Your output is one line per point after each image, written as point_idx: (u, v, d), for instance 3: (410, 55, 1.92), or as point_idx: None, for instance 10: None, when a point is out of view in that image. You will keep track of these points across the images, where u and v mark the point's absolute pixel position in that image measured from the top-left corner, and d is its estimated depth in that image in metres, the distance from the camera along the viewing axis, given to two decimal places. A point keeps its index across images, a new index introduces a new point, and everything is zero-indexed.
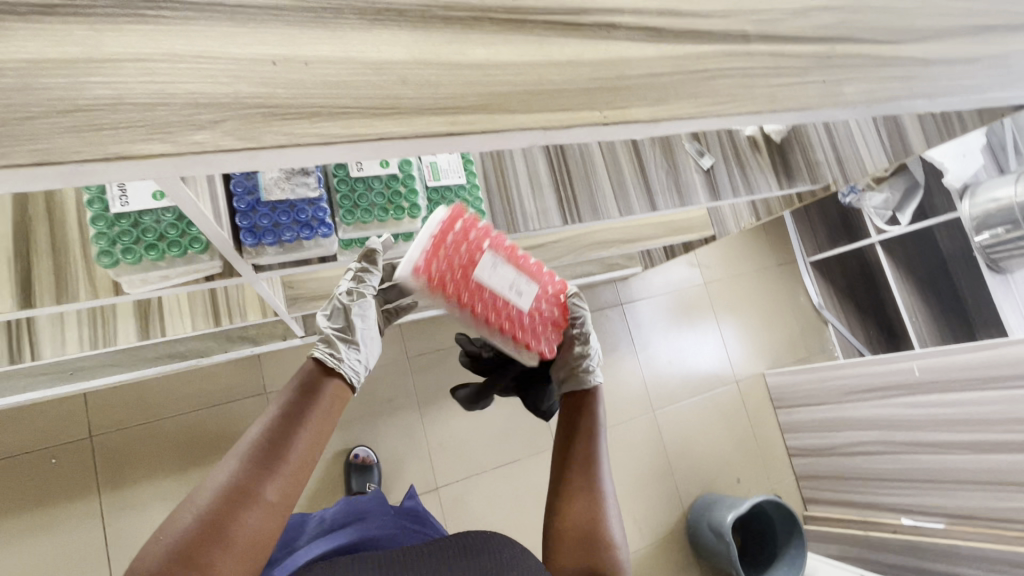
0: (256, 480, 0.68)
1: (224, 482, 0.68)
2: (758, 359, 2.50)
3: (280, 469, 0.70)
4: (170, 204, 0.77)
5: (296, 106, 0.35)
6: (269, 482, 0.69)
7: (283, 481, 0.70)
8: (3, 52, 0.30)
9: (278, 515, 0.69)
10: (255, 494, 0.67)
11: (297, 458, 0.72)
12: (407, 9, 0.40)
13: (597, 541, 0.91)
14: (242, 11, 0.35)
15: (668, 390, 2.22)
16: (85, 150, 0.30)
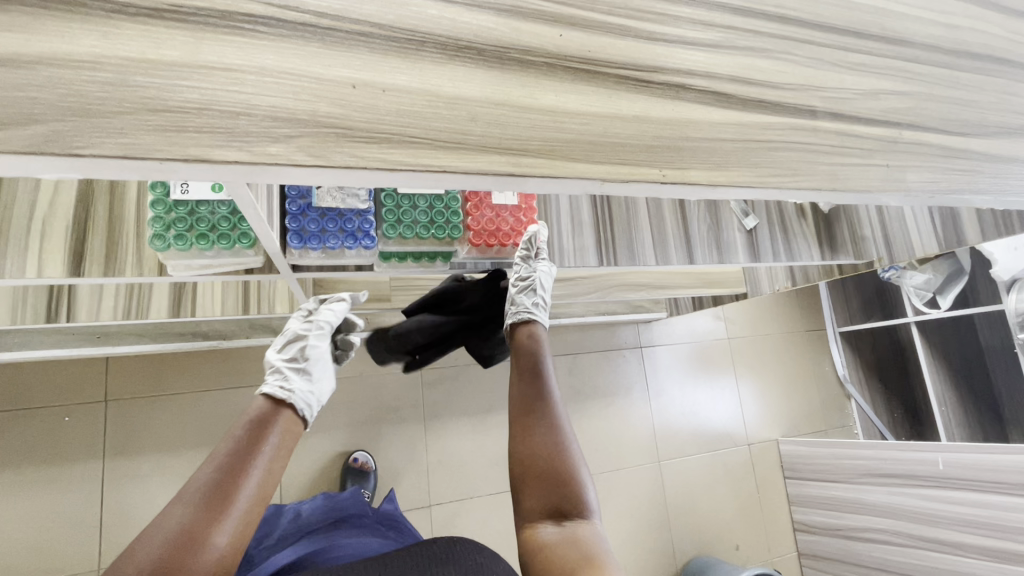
0: (206, 524, 0.73)
1: (174, 528, 0.72)
2: (772, 424, 2.44)
3: (229, 513, 0.75)
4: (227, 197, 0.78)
5: (369, 131, 0.36)
6: (220, 525, 0.73)
7: (234, 524, 0.75)
8: (109, 48, 0.32)
9: (227, 558, 0.73)
10: (205, 537, 0.72)
11: (245, 503, 0.77)
12: (486, 50, 0.41)
13: (562, 479, 0.86)
14: (331, 34, 0.36)
15: (676, 443, 2.16)
16: (167, 149, 0.32)
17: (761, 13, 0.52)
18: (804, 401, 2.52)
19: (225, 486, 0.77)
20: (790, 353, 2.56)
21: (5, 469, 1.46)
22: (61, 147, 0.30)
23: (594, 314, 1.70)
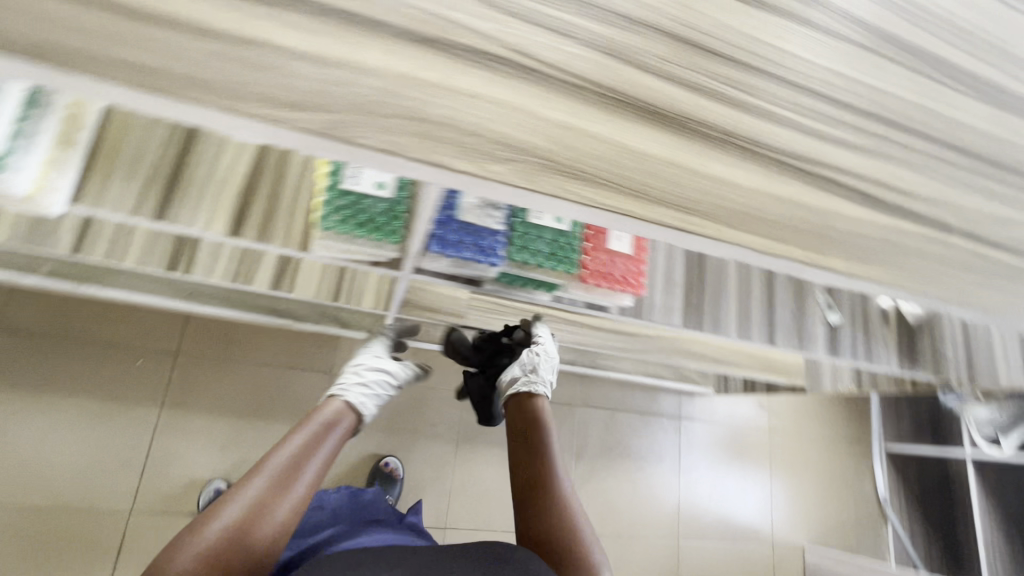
0: (269, 503, 0.84)
1: (248, 500, 0.83)
2: (801, 532, 2.29)
3: (290, 492, 0.87)
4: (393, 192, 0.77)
5: (573, 169, 0.42)
6: (280, 504, 0.85)
7: (291, 504, 0.86)
8: (391, 62, 0.38)
9: (280, 532, 0.84)
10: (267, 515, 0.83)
11: (302, 491, 0.88)
12: (676, 118, 0.46)
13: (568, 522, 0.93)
14: (558, 82, 0.42)
15: (698, 529, 2.05)
16: (420, 153, 0.38)
17: (921, 128, 0.55)
18: (838, 515, 2.37)
19: (285, 474, 0.88)
20: (828, 460, 2.41)
21: (64, 399, 1.52)
22: (342, 135, 0.37)
23: (642, 374, 1.68)
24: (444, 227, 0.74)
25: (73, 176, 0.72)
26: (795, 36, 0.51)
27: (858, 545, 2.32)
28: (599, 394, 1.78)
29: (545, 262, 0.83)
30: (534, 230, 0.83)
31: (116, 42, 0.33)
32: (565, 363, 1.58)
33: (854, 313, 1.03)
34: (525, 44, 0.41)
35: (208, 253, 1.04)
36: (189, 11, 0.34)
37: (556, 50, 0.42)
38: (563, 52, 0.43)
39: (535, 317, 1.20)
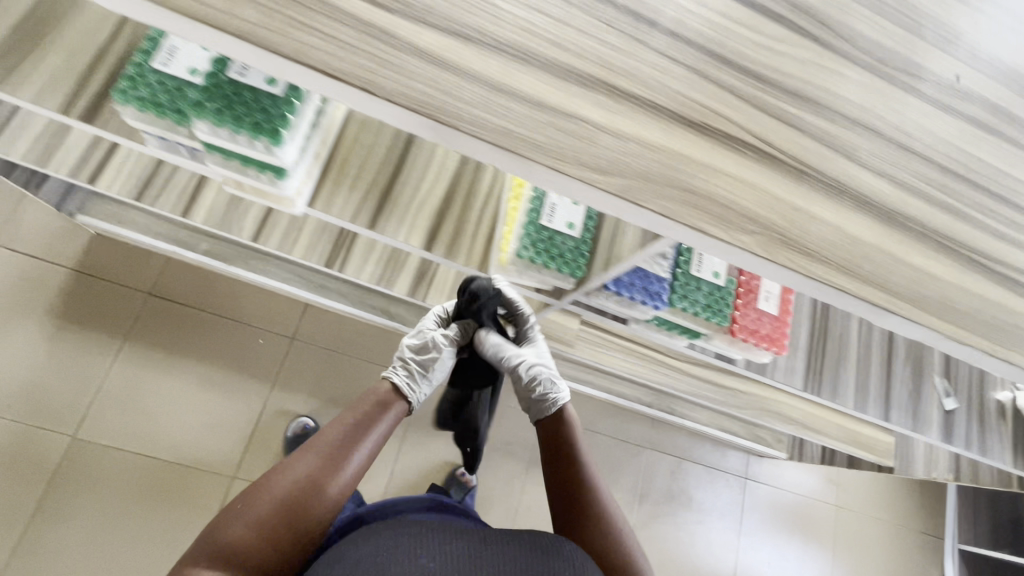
0: (323, 483, 0.64)
1: (297, 474, 0.64)
2: None
3: (346, 467, 0.67)
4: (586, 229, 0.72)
5: (801, 245, 0.48)
6: (339, 485, 0.65)
7: (349, 480, 0.67)
8: (668, 141, 0.46)
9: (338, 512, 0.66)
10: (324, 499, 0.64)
11: (362, 467, 0.69)
12: (884, 210, 0.52)
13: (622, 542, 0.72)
14: (789, 170, 0.49)
15: None
16: (687, 217, 0.45)
17: None
18: None
19: (342, 446, 0.68)
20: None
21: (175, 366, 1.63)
22: (630, 198, 0.44)
23: (715, 428, 1.68)
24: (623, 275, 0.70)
25: (313, 182, 0.75)
26: (974, 144, 0.58)
27: None
28: (670, 440, 1.77)
29: (703, 313, 0.74)
30: (693, 280, 0.74)
31: (481, 107, 0.42)
32: (642, 404, 1.60)
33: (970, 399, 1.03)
34: (763, 133, 0.50)
35: (360, 251, 1.12)
36: (534, 90, 0.43)
37: (788, 141, 0.50)
38: (793, 143, 0.51)
39: (635, 357, 1.24)
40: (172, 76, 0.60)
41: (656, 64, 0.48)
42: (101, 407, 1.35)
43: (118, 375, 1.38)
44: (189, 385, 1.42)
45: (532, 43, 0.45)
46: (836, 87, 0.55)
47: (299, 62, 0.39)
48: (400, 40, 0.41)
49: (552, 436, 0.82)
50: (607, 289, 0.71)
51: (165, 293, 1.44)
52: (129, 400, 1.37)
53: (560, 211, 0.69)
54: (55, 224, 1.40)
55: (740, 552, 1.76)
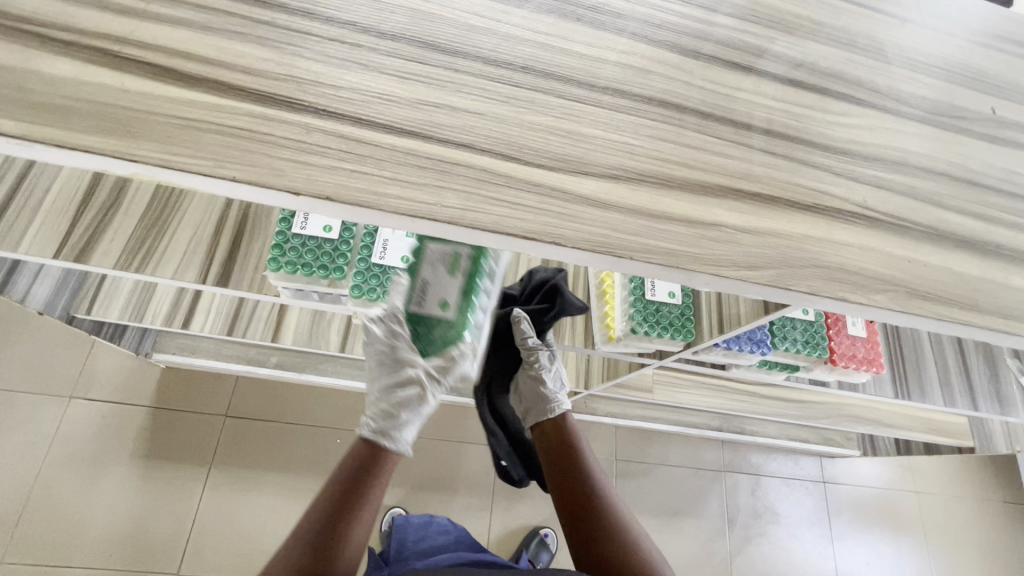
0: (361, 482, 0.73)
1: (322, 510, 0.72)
2: None
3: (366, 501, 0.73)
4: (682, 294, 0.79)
5: (926, 293, 0.54)
6: (374, 480, 0.74)
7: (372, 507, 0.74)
8: (792, 227, 0.53)
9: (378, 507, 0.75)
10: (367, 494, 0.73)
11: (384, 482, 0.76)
12: (978, 244, 0.58)
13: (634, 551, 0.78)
14: (893, 229, 0.56)
15: None
16: (828, 290, 0.51)
17: None
18: None
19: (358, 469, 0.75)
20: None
21: None
22: (781, 284, 0.50)
23: (787, 438, 1.71)
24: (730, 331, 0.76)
25: None
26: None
27: None
28: (744, 459, 1.78)
29: (803, 349, 0.80)
30: (787, 321, 0.81)
31: (646, 235, 0.48)
32: (713, 429, 1.64)
33: None
34: (862, 200, 0.57)
35: None
36: (680, 210, 0.50)
37: (882, 201, 0.57)
38: (889, 202, 0.58)
39: (712, 389, 1.28)
40: (312, 238, 0.85)
41: (763, 161, 0.55)
42: (197, 539, 1.36)
43: (209, 504, 1.39)
44: (278, 498, 1.43)
45: (665, 168, 0.52)
46: (903, 142, 0.62)
47: (500, 231, 0.45)
48: (569, 193, 0.48)
49: (560, 445, 0.91)
50: (717, 347, 0.77)
51: (240, 412, 1.48)
52: (223, 526, 1.38)
53: (661, 285, 0.76)
54: (127, 366, 1.45)
55: (837, 559, 1.75)
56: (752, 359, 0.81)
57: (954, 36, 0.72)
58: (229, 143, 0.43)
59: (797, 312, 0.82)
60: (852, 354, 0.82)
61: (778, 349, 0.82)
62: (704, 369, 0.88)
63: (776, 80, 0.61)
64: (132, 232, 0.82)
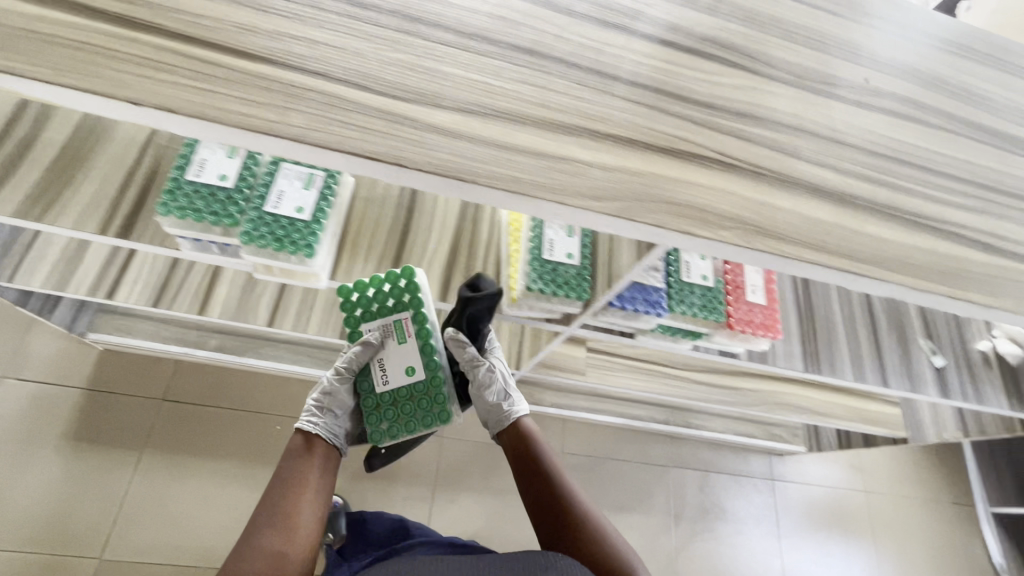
0: (301, 471, 0.77)
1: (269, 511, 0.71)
2: None
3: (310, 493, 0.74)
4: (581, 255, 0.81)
5: (773, 232, 0.56)
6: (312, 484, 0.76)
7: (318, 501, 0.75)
8: (645, 166, 0.55)
9: (324, 491, 0.76)
10: (307, 478, 0.76)
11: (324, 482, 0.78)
12: (833, 194, 0.61)
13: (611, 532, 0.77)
14: (749, 175, 0.59)
15: None
16: (675, 223, 0.54)
17: (1006, 191, 0.70)
18: None
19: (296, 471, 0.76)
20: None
21: None
22: (626, 216, 0.52)
23: (733, 433, 1.72)
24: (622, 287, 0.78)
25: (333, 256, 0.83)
26: (891, 129, 0.70)
27: None
28: (692, 454, 1.79)
29: (701, 313, 0.82)
30: (686, 285, 0.83)
31: (492, 163, 0.50)
32: (658, 422, 1.64)
33: (957, 355, 1.10)
34: (721, 148, 0.60)
35: None
36: (531, 144, 0.53)
37: (741, 151, 0.60)
38: (748, 152, 0.60)
39: (645, 373, 1.30)
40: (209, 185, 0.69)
41: (624, 108, 0.58)
42: (125, 524, 1.34)
43: (141, 489, 1.37)
44: (213, 484, 1.41)
45: (522, 107, 0.54)
46: (770, 102, 0.66)
47: (343, 151, 0.47)
48: (420, 122, 0.50)
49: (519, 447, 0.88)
50: (612, 306, 0.79)
51: (178, 396, 1.46)
52: (154, 510, 1.36)
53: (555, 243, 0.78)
54: (62, 347, 1.44)
55: (784, 556, 1.76)
56: (650, 321, 0.82)
57: (833, 14, 0.77)
58: (78, 57, 0.44)
59: (695, 277, 0.84)
60: (750, 320, 0.84)
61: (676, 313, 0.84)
62: (611, 339, 0.90)
63: (649, 40, 0.65)
64: (32, 180, 0.77)
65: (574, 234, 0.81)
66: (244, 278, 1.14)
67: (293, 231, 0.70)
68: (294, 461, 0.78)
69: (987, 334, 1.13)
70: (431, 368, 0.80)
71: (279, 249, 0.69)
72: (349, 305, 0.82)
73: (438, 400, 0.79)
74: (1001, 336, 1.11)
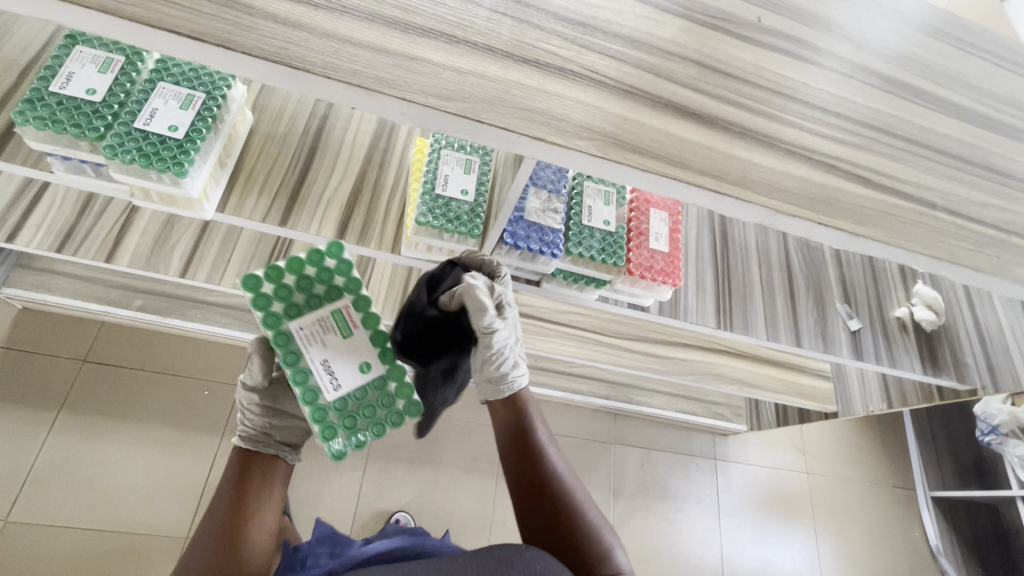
0: (252, 478, 0.69)
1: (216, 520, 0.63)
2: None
3: (262, 499, 0.67)
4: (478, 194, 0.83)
5: (633, 147, 0.56)
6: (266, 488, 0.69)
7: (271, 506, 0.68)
8: (502, 72, 0.54)
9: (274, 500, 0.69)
10: (260, 491, 0.68)
11: (277, 484, 0.70)
12: (706, 117, 0.61)
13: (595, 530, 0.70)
14: (616, 91, 0.58)
15: None
16: (527, 129, 0.52)
17: (893, 131, 0.70)
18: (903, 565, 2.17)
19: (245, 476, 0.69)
20: (892, 514, 2.18)
21: (132, 427, 1.60)
22: (474, 118, 0.51)
23: (674, 411, 1.72)
24: (516, 225, 0.82)
25: (223, 189, 0.80)
26: (780, 66, 0.69)
27: None
28: (635, 433, 1.93)
29: (599, 256, 0.86)
30: (586, 228, 0.86)
31: (330, 55, 0.49)
32: (600, 397, 1.64)
33: (874, 320, 1.11)
34: (591, 65, 0.58)
35: None
36: (378, 40, 0.51)
37: (613, 68, 0.59)
38: (620, 70, 0.59)
39: (576, 338, 1.30)
40: (72, 99, 0.70)
41: (489, 18, 0.56)
42: (43, 480, 1.49)
43: (60, 449, 1.53)
44: (131, 447, 1.58)
45: (373, 4, 0.52)
46: (655, 26, 0.64)
47: (163, 28, 0.45)
48: (254, 8, 0.48)
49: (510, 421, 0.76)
50: (505, 244, 0.82)
51: (100, 357, 1.64)
52: (69, 471, 1.51)
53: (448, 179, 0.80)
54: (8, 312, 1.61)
55: (723, 535, 1.90)
56: (546, 262, 0.85)
57: None
58: None
59: (596, 221, 0.87)
60: (647, 266, 0.87)
61: (574, 256, 0.87)
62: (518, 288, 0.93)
63: None
64: None
65: (471, 172, 0.82)
66: (158, 229, 1.11)
67: (164, 148, 0.69)
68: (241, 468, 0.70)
69: (907, 302, 1.14)
70: (388, 358, 0.72)
71: (144, 165, 0.68)
72: (264, 302, 0.71)
73: (403, 391, 0.71)
74: (919, 303, 1.11)
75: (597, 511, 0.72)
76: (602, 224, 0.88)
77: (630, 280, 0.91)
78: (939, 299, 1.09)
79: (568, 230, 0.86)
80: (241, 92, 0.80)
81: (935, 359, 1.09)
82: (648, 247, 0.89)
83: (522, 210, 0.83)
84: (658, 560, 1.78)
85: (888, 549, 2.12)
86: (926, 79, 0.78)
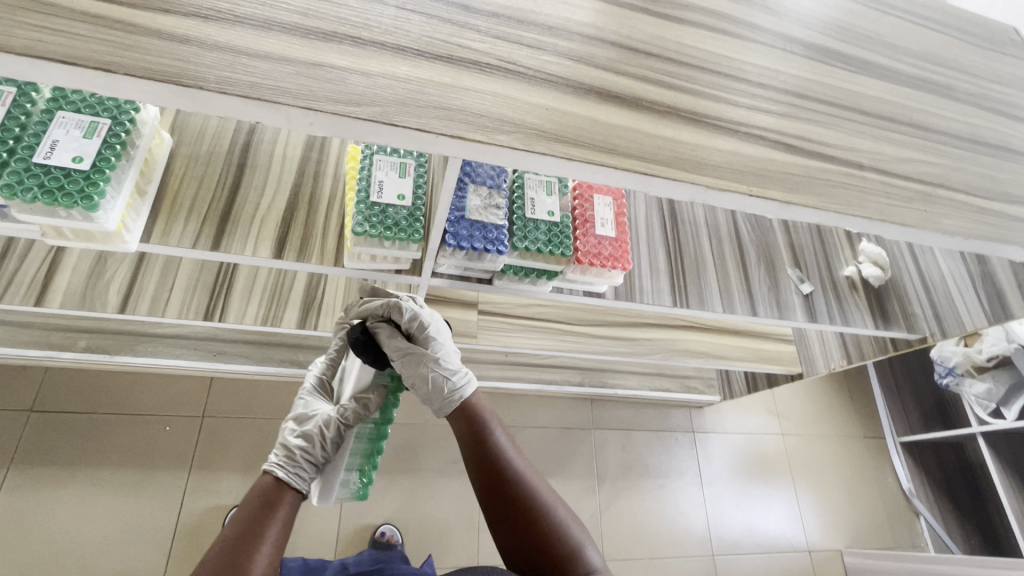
0: (265, 509, 0.71)
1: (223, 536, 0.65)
2: (854, 544, 2.09)
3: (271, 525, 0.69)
4: (415, 198, 0.82)
5: (556, 137, 0.55)
6: (276, 516, 0.71)
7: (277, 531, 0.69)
8: (414, 72, 0.52)
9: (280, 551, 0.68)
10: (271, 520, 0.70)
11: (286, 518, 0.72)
12: (629, 100, 0.60)
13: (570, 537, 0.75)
14: (534, 83, 0.56)
15: (738, 557, 1.90)
16: (444, 128, 0.51)
17: (815, 98, 0.71)
18: (885, 512, 2.21)
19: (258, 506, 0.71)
20: (864, 463, 2.28)
21: (93, 472, 1.53)
22: (386, 120, 0.49)
23: (648, 389, 1.75)
24: (457, 226, 0.81)
25: (147, 218, 0.76)
26: (700, 41, 0.69)
27: (894, 542, 2.15)
28: (613, 416, 1.96)
29: (546, 248, 0.86)
30: (530, 221, 0.87)
31: (223, 69, 0.46)
32: (574, 384, 1.64)
33: (826, 282, 1.14)
34: (507, 56, 0.57)
35: (240, 293, 1.12)
36: (276, 49, 0.48)
37: (530, 58, 0.58)
38: (538, 60, 0.58)
39: (541, 331, 1.29)
40: None
41: (395, 16, 0.54)
42: (0, 543, 1.42)
43: (16, 505, 1.46)
44: (95, 495, 1.51)
45: (269, 12, 0.49)
46: (570, 10, 0.63)
47: (34, 55, 0.42)
48: (136, 26, 0.45)
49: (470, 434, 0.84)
50: (448, 245, 0.80)
51: (50, 406, 1.57)
52: (29, 526, 1.44)
53: (383, 184, 0.78)
54: None
55: (708, 502, 1.95)
56: (494, 259, 0.84)
57: None
58: None
59: (540, 214, 0.88)
60: (594, 251, 0.88)
61: (521, 250, 0.87)
62: (471, 289, 0.92)
63: None
64: None
65: (406, 176, 0.82)
66: (90, 266, 1.05)
67: (69, 181, 0.65)
68: (256, 511, 0.70)
69: (854, 261, 1.18)
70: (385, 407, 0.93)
71: (49, 202, 0.64)
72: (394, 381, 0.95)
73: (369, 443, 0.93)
74: (866, 260, 1.15)
75: (570, 515, 0.79)
76: (546, 216, 0.89)
77: (580, 270, 0.91)
78: (884, 255, 1.13)
79: (512, 225, 0.86)
80: (152, 114, 0.77)
81: (886, 312, 1.13)
82: (595, 232, 0.90)
83: (462, 210, 0.83)
84: (647, 535, 1.81)
85: (865, 497, 2.21)
86: (846, 42, 0.79)
